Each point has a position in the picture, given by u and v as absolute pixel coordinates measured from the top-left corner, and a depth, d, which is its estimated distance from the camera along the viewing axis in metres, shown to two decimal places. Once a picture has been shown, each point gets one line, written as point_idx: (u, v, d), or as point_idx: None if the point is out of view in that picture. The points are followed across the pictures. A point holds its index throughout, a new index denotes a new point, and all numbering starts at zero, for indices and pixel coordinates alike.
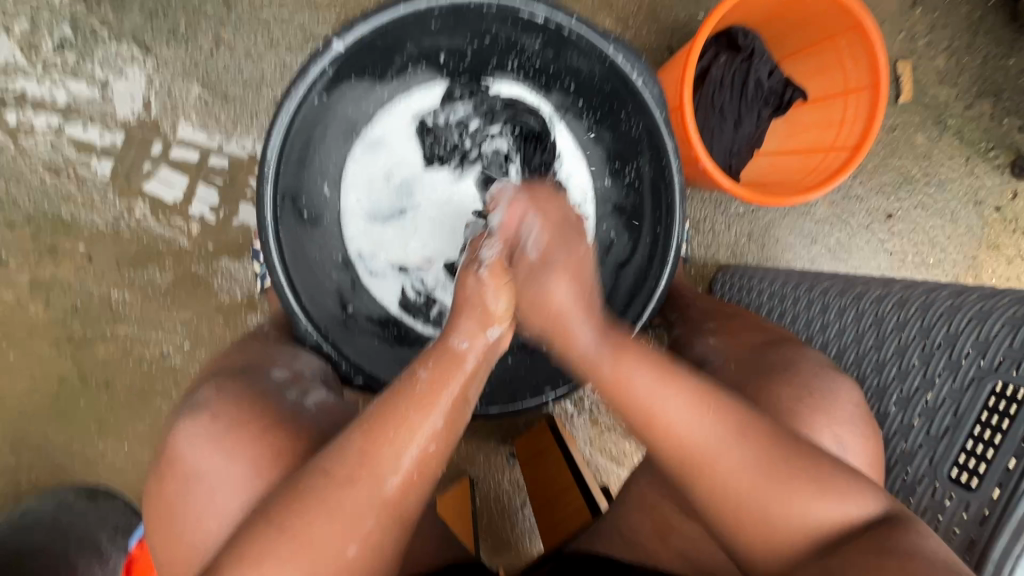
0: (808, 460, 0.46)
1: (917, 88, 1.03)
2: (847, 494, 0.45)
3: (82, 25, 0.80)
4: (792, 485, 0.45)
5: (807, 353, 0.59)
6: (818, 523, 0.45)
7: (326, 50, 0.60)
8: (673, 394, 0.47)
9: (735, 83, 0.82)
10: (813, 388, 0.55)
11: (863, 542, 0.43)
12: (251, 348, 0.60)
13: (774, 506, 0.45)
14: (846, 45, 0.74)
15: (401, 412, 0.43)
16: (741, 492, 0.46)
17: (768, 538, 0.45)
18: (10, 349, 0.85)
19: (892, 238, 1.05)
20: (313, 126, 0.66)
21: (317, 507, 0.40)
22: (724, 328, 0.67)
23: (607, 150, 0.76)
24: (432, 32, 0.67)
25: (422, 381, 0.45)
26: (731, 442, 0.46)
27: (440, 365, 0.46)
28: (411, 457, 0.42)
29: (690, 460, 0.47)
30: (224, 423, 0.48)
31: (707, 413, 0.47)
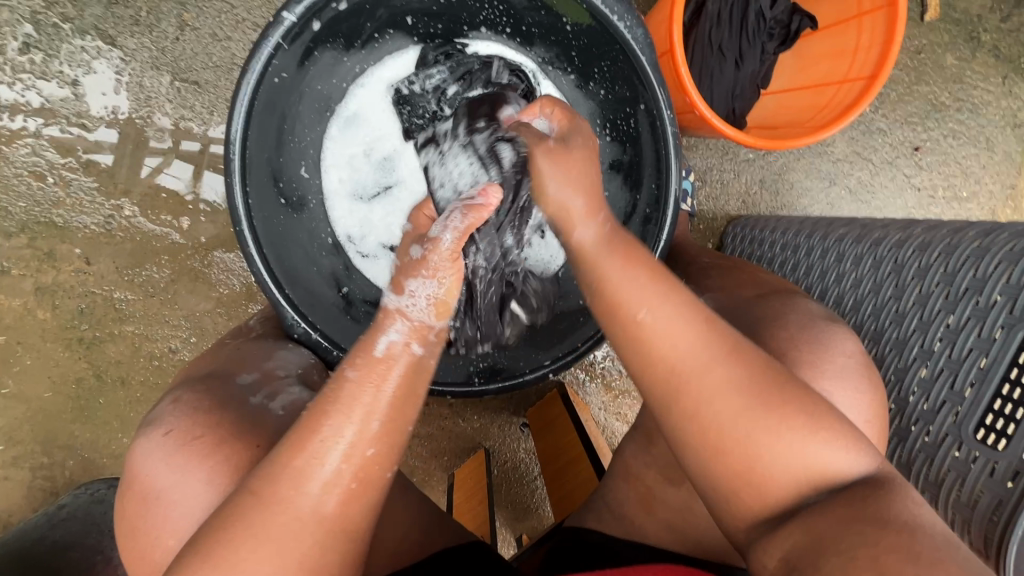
0: (790, 396, 0.44)
1: (945, 3, 0.92)
2: (838, 444, 0.44)
3: (43, 21, 0.77)
4: (772, 420, 0.44)
5: (799, 305, 0.55)
6: (795, 473, 0.43)
7: (278, 23, 0.55)
8: (655, 295, 0.46)
9: (734, 17, 0.73)
10: (807, 343, 0.51)
11: (854, 498, 0.42)
12: (223, 350, 0.60)
13: (757, 440, 0.43)
14: None
15: (324, 418, 0.42)
16: (720, 417, 0.44)
17: (727, 472, 0.44)
18: (26, 354, 0.87)
19: (920, 172, 0.97)
20: (281, 108, 0.63)
21: (242, 529, 0.39)
22: (720, 285, 0.62)
23: (600, 103, 0.70)
24: None
25: (349, 380, 0.43)
26: (714, 361, 0.45)
27: (370, 360, 0.44)
28: (347, 464, 0.41)
29: (677, 368, 0.45)
30: (176, 438, 0.49)
31: (690, 334, 0.45)
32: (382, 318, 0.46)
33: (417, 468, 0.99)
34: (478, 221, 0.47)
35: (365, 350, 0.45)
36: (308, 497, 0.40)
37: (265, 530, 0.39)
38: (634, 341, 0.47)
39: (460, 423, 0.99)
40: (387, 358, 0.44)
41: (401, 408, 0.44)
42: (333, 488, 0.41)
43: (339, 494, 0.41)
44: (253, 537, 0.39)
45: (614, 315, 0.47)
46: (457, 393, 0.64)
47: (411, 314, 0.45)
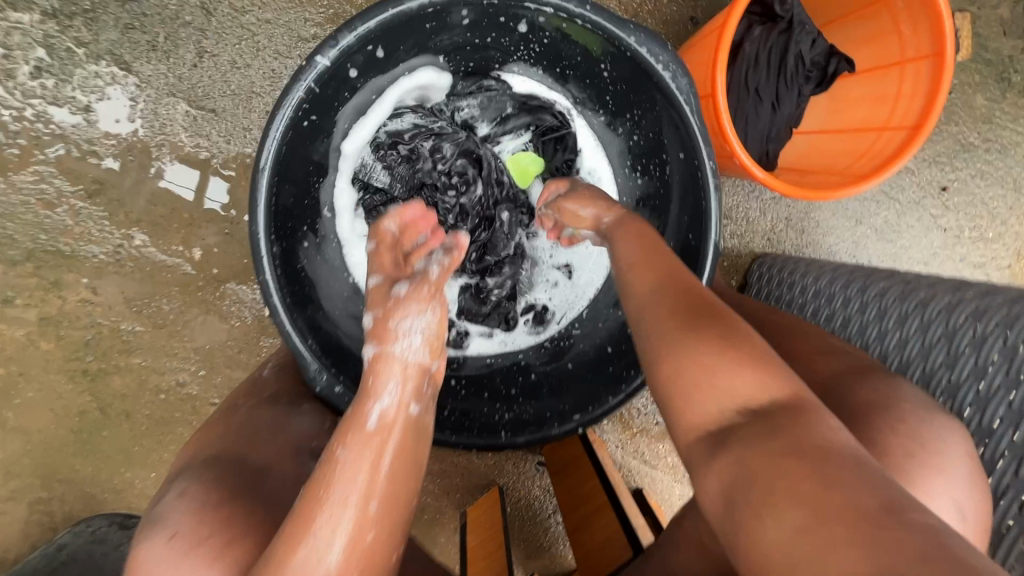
0: (731, 331, 0.44)
1: (977, 43, 0.90)
2: (770, 385, 0.41)
3: (57, 45, 0.74)
4: (703, 350, 0.43)
5: (903, 389, 0.53)
6: (732, 405, 0.41)
7: (310, 68, 0.52)
8: (642, 262, 0.53)
9: (772, 60, 0.71)
10: (916, 438, 0.48)
11: (786, 432, 0.37)
12: (234, 421, 0.56)
13: (695, 366, 0.43)
14: (903, 9, 0.65)
15: (320, 495, 0.42)
16: (660, 344, 0.46)
17: (674, 400, 0.44)
18: (28, 386, 0.84)
19: (946, 213, 0.96)
20: (307, 150, 0.60)
21: None
22: (796, 354, 0.59)
23: (629, 147, 0.69)
24: (431, 31, 0.58)
25: (342, 456, 0.44)
26: (662, 298, 0.49)
27: (360, 438, 0.45)
28: (349, 547, 0.41)
29: (639, 302, 0.50)
30: (184, 540, 0.45)
31: (653, 288, 0.50)
32: (369, 388, 0.47)
33: (429, 506, 0.97)
34: (457, 259, 0.59)
35: (355, 419, 0.46)
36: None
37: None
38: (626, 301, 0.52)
39: (474, 461, 0.97)
40: (381, 429, 0.46)
41: (398, 483, 0.45)
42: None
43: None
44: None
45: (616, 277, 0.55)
46: (481, 447, 0.63)
47: (405, 359, 0.49)
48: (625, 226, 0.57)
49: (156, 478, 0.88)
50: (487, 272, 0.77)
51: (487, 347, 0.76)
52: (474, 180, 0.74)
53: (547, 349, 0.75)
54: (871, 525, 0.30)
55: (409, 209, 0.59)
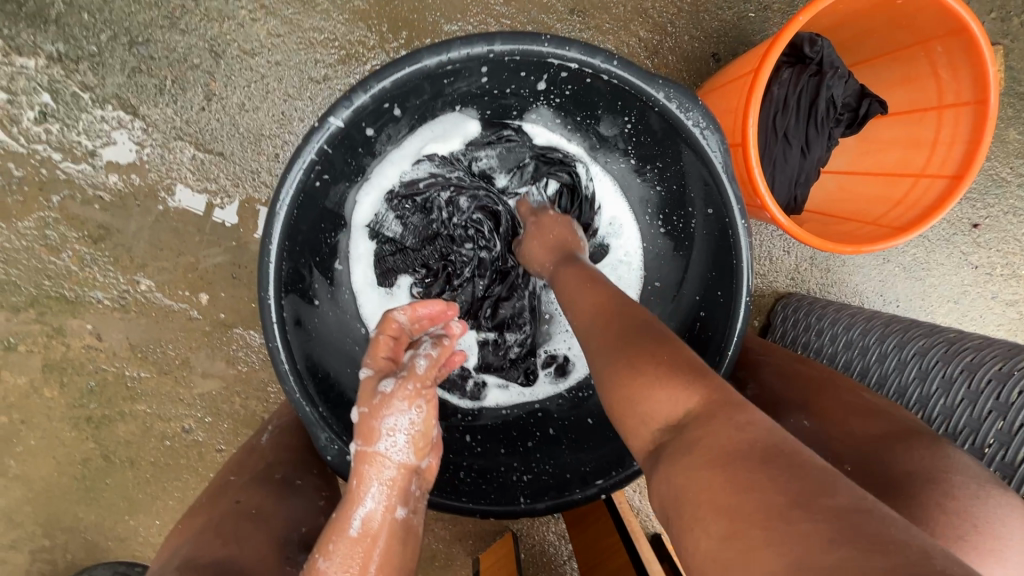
0: (651, 343, 0.44)
1: (1009, 77, 0.87)
2: (688, 385, 0.39)
3: (62, 90, 0.72)
4: (628, 365, 0.43)
5: (954, 461, 0.43)
6: (658, 415, 0.40)
7: (322, 129, 0.50)
8: (574, 286, 0.55)
9: (801, 105, 0.68)
10: (974, 524, 0.39)
11: (703, 432, 0.36)
12: (218, 508, 0.52)
13: (619, 383, 0.43)
14: (941, 53, 0.61)
15: None
16: (595, 369, 0.46)
17: (619, 416, 0.43)
18: (31, 433, 0.82)
19: (977, 249, 0.92)
20: (318, 207, 0.57)
21: None
22: (821, 407, 0.53)
23: (652, 197, 0.67)
24: (447, 86, 0.56)
25: (323, 565, 0.45)
26: (597, 324, 0.49)
27: (343, 549, 0.45)
28: None
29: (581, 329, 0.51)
30: None
31: (592, 308, 0.50)
32: (350, 493, 0.47)
33: (440, 552, 0.94)
34: (449, 349, 0.51)
35: (340, 521, 0.46)
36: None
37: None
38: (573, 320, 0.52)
39: None
40: (365, 534, 0.46)
41: None
42: None
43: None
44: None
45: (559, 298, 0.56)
46: (499, 515, 0.60)
47: (389, 459, 0.48)
48: (571, 263, 0.59)
49: (161, 526, 0.85)
50: (504, 328, 0.74)
51: (504, 398, 0.74)
52: (491, 237, 0.72)
53: (568, 402, 0.72)
54: (778, 520, 0.29)
55: (425, 302, 0.53)
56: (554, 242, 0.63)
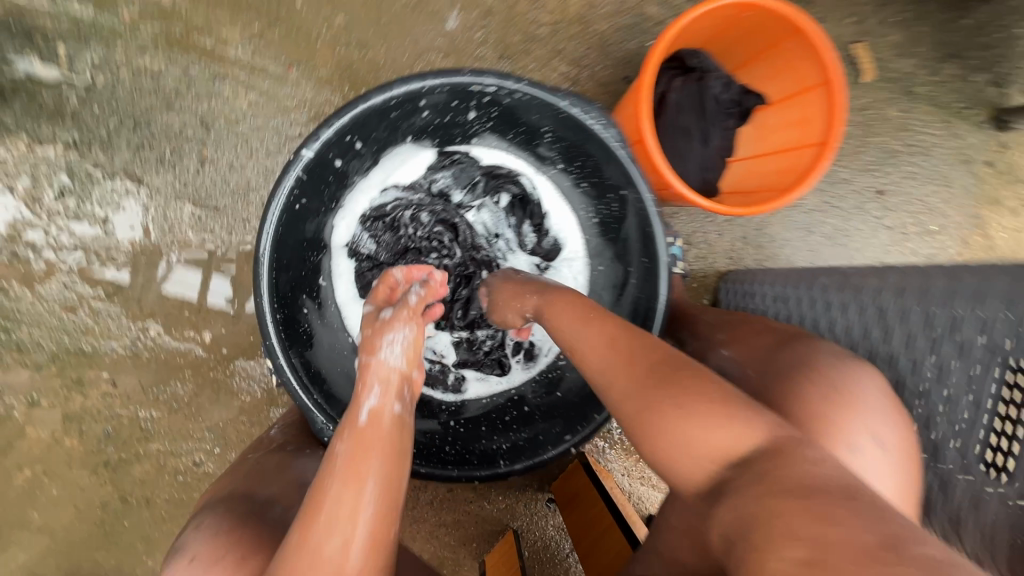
0: (677, 374, 0.49)
1: (880, 65, 1.02)
2: (736, 418, 0.44)
3: (77, 170, 0.85)
4: (660, 398, 0.47)
5: (820, 347, 0.57)
6: (709, 447, 0.44)
7: (297, 161, 0.61)
8: (578, 328, 0.58)
9: (694, 104, 0.82)
10: (837, 389, 0.52)
11: (761, 467, 0.41)
12: (249, 464, 0.64)
13: (653, 414, 0.47)
14: (790, 49, 0.76)
15: (322, 494, 0.47)
16: (623, 406, 0.50)
17: (656, 449, 0.47)
18: (53, 483, 0.88)
19: (888, 213, 1.04)
20: (300, 230, 0.68)
21: None
22: (736, 337, 0.65)
23: (585, 192, 0.79)
24: (395, 118, 0.68)
25: (338, 454, 0.50)
26: (624, 360, 0.52)
27: (354, 439, 0.51)
28: (357, 537, 0.46)
29: (597, 368, 0.54)
30: (200, 563, 0.49)
31: (615, 352, 0.54)
32: (358, 393, 0.55)
33: (447, 557, 0.98)
34: (435, 289, 0.64)
35: (348, 422, 0.52)
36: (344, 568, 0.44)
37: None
38: (589, 361, 0.55)
39: (486, 506, 0.99)
40: (371, 423, 0.52)
41: (391, 479, 0.49)
42: (348, 557, 0.45)
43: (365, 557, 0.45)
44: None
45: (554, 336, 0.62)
46: (484, 477, 0.68)
47: (388, 364, 0.56)
48: (546, 298, 0.65)
49: None
50: (475, 326, 0.84)
51: (483, 388, 0.84)
52: (451, 245, 0.83)
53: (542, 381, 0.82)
54: (875, 563, 0.32)
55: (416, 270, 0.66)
56: (508, 295, 0.71)
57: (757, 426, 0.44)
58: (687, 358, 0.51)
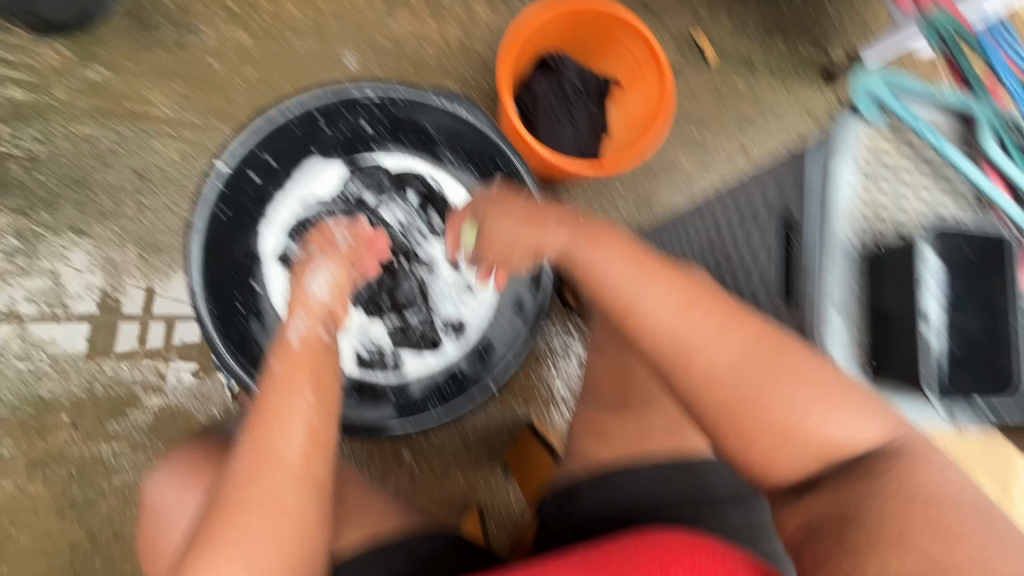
0: (789, 354, 0.59)
1: (719, 47, 1.20)
2: (857, 413, 0.59)
3: (26, 233, 0.94)
4: (771, 372, 0.58)
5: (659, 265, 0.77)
6: (810, 432, 0.58)
7: (214, 171, 0.74)
8: (641, 278, 0.60)
9: (559, 93, 0.97)
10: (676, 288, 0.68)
11: (854, 469, 0.57)
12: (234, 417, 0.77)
13: (766, 389, 0.58)
14: (625, 39, 0.94)
15: (268, 404, 0.55)
16: (720, 381, 0.58)
17: (700, 379, 0.59)
18: (21, 533, 0.91)
19: (756, 166, 1.20)
20: (227, 236, 0.81)
21: (239, 500, 0.52)
22: None
23: (478, 176, 0.93)
24: (296, 134, 0.83)
25: (275, 372, 0.57)
26: (722, 335, 0.59)
27: (287, 359, 0.58)
28: (301, 433, 0.55)
29: (685, 346, 0.58)
30: (180, 463, 0.63)
31: (693, 326, 0.59)
32: (286, 324, 0.61)
33: None
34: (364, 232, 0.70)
35: (280, 342, 0.59)
36: (287, 462, 0.54)
37: (248, 481, 0.52)
38: (683, 343, 0.59)
39: (447, 484, 1.03)
40: (301, 346, 0.59)
41: (322, 388, 0.57)
42: (291, 452, 0.54)
43: (306, 453, 0.55)
44: (241, 520, 0.51)
45: (602, 296, 0.62)
46: (417, 421, 0.81)
47: (313, 299, 0.61)
48: (545, 246, 0.66)
49: None
50: (405, 311, 0.93)
51: (421, 368, 0.93)
52: None
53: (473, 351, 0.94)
54: (950, 535, 0.51)
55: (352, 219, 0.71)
56: (520, 226, 0.67)
57: (880, 421, 0.59)
58: (778, 331, 0.61)
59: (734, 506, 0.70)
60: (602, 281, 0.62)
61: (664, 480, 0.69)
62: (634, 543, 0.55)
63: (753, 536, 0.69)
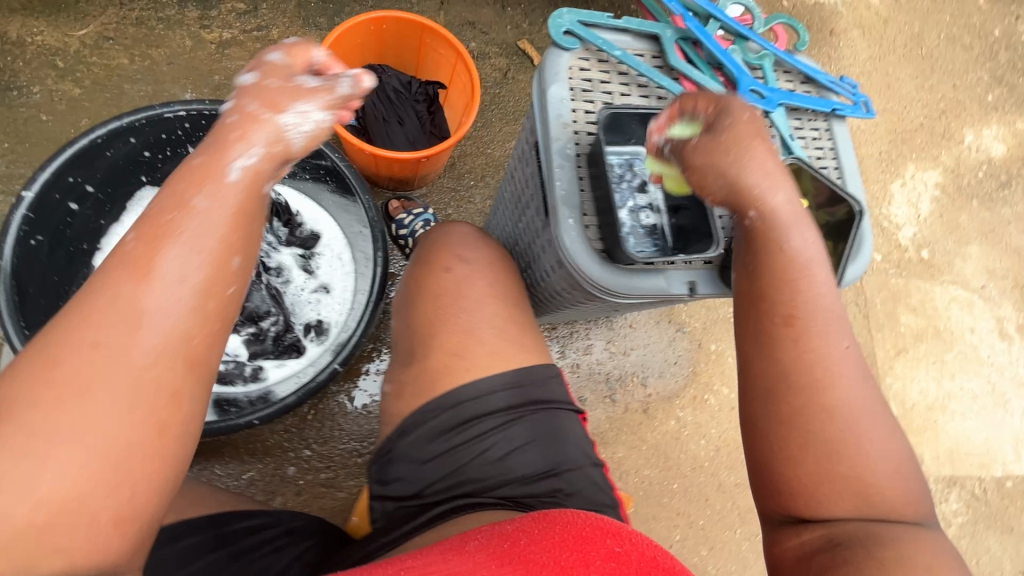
0: (897, 448, 0.54)
1: (541, 51, 1.29)
2: (921, 514, 0.54)
3: None
4: (874, 429, 0.54)
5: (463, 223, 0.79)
6: (873, 487, 0.53)
7: (20, 201, 0.74)
8: (821, 282, 0.56)
9: (383, 99, 1.05)
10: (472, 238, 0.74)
11: (894, 527, 0.52)
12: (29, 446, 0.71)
13: (861, 442, 0.53)
14: (431, 39, 1.03)
15: (171, 224, 0.44)
16: (829, 413, 0.53)
17: (822, 403, 0.53)
18: None
19: None
20: (43, 265, 0.79)
21: (86, 379, 0.39)
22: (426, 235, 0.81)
23: (321, 185, 0.97)
24: (111, 158, 0.83)
25: (195, 201, 0.45)
26: (854, 380, 0.54)
27: (198, 179, 0.46)
28: (185, 300, 0.43)
29: (827, 370, 0.54)
30: None
31: (819, 354, 0.54)
32: (227, 145, 0.49)
33: None
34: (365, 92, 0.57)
35: (215, 176, 0.47)
36: (138, 354, 0.41)
37: (88, 357, 0.40)
38: (830, 370, 0.54)
39: (338, 495, 1.01)
40: (241, 179, 0.48)
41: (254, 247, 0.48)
42: (161, 329, 0.42)
43: (183, 339, 0.42)
44: (71, 408, 0.38)
45: (762, 276, 0.56)
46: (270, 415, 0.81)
47: (285, 129, 0.51)
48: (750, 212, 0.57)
49: None
50: (258, 320, 0.93)
51: (282, 372, 0.94)
52: None
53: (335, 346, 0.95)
54: None
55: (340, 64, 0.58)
56: (745, 154, 0.56)
57: (927, 505, 0.55)
58: (902, 452, 0.55)
59: (547, 412, 0.65)
60: (766, 254, 0.56)
61: (469, 404, 0.62)
62: (534, 521, 0.54)
63: (567, 441, 0.64)
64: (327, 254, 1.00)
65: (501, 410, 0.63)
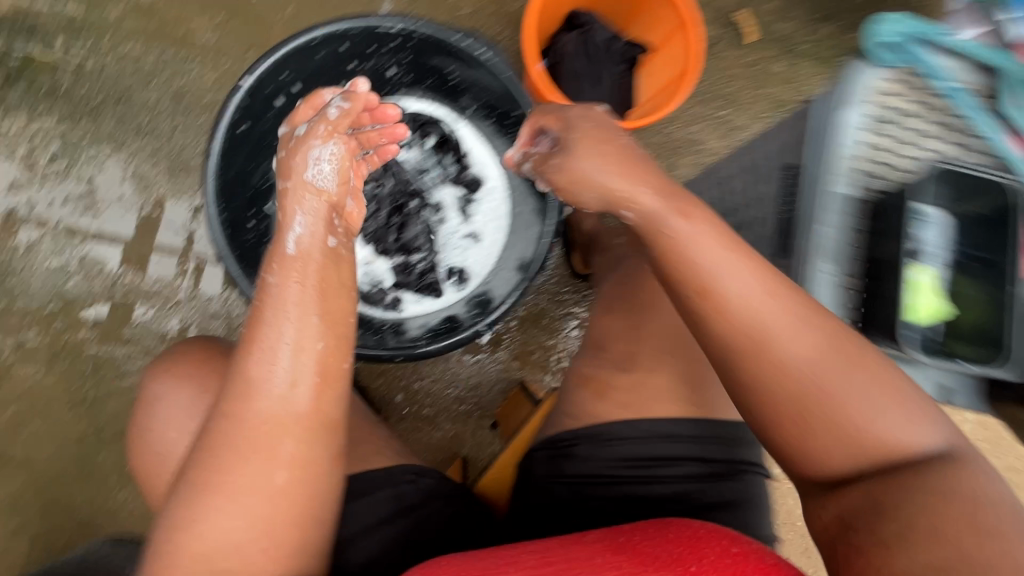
0: (891, 385, 0.51)
1: (761, 27, 1.09)
2: (917, 416, 0.51)
3: (68, 140, 1.01)
4: (867, 406, 0.50)
5: None
6: (871, 443, 0.51)
7: (239, 87, 0.75)
8: (747, 274, 0.53)
9: (585, 52, 0.96)
10: None
11: (917, 470, 0.49)
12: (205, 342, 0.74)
13: (855, 417, 0.51)
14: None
15: (278, 302, 0.53)
16: (798, 395, 0.51)
17: (774, 367, 0.52)
18: (35, 418, 0.98)
19: None
20: (240, 150, 0.82)
21: (237, 440, 0.51)
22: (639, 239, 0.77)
23: (495, 129, 0.92)
24: (320, 61, 0.83)
25: (269, 280, 0.54)
26: (809, 339, 0.52)
27: (280, 263, 0.54)
28: (310, 360, 0.52)
29: (764, 334, 0.52)
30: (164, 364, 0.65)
31: (774, 345, 0.52)
32: (288, 208, 0.58)
33: None
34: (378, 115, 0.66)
35: (279, 253, 0.55)
36: (288, 411, 0.51)
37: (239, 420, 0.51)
38: (762, 325, 0.52)
39: (436, 434, 1.05)
40: (296, 252, 0.55)
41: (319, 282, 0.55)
42: (288, 393, 0.52)
43: (314, 391, 0.52)
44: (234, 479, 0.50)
45: (719, 317, 0.53)
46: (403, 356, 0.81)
47: (317, 183, 0.59)
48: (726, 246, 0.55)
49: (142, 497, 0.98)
50: (408, 250, 0.95)
51: (418, 309, 0.95)
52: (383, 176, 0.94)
53: (473, 300, 0.94)
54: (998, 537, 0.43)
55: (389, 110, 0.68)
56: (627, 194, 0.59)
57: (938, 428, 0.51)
58: (909, 399, 0.52)
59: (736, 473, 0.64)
60: (702, 311, 0.54)
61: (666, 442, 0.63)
62: (653, 522, 0.54)
63: (748, 507, 0.64)
64: (489, 207, 0.97)
65: (700, 461, 0.63)
